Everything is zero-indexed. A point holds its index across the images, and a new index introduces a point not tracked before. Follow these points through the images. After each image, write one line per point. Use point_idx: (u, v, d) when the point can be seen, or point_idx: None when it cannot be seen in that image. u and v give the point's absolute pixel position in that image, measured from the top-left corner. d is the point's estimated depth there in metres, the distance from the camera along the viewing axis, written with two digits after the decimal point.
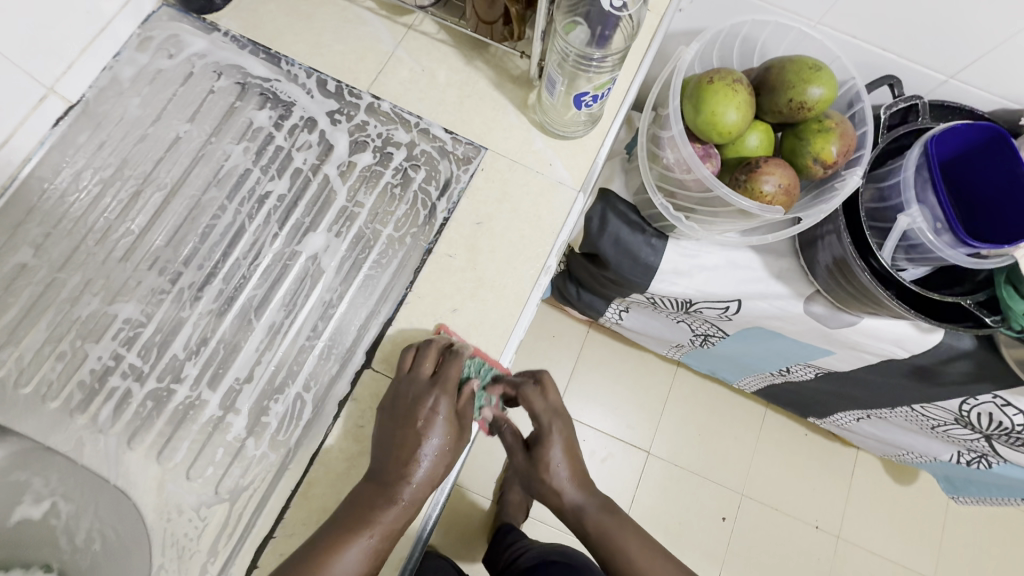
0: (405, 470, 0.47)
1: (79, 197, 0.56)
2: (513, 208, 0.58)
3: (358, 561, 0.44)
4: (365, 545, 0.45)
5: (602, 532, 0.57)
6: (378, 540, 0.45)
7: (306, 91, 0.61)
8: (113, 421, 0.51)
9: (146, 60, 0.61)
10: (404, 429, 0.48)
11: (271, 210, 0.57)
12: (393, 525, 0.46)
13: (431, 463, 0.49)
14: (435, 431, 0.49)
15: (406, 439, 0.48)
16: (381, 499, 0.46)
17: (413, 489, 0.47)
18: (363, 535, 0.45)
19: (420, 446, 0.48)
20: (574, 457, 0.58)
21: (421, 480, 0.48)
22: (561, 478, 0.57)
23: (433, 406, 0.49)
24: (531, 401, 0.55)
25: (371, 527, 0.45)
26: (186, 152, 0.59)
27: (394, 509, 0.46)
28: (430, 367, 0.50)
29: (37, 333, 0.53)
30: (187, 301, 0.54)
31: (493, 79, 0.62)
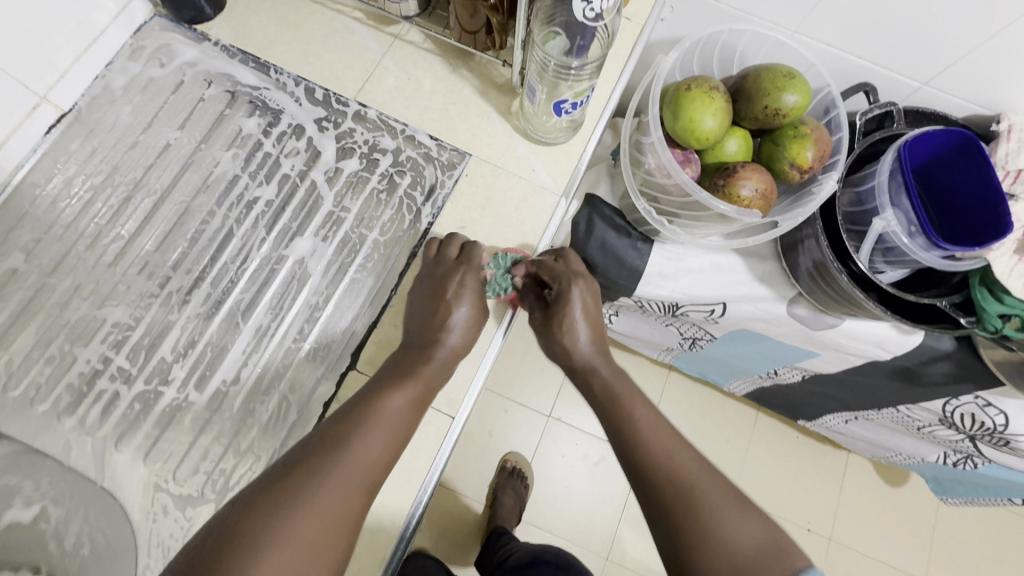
0: (438, 335, 0.53)
1: (70, 203, 0.57)
2: (497, 212, 0.59)
3: (403, 408, 0.48)
4: (406, 395, 0.48)
5: (625, 409, 0.54)
6: (418, 390, 0.49)
7: (294, 98, 0.62)
8: (100, 423, 0.52)
9: (138, 69, 0.62)
10: (438, 297, 0.54)
11: (259, 215, 0.58)
12: (431, 377, 0.50)
13: (463, 325, 0.54)
14: (464, 301, 0.54)
15: (439, 309, 0.54)
16: (418, 360, 0.51)
17: (446, 351, 0.52)
18: (403, 385, 0.49)
19: (450, 312, 0.54)
20: (597, 330, 0.59)
21: (453, 347, 0.53)
22: (582, 341, 0.58)
23: (460, 282, 0.54)
24: (550, 266, 0.58)
25: (412, 380, 0.49)
26: (176, 158, 0.60)
27: (430, 365, 0.51)
28: (454, 252, 0.55)
29: (27, 337, 0.53)
30: (176, 305, 0.55)
31: (477, 87, 0.63)
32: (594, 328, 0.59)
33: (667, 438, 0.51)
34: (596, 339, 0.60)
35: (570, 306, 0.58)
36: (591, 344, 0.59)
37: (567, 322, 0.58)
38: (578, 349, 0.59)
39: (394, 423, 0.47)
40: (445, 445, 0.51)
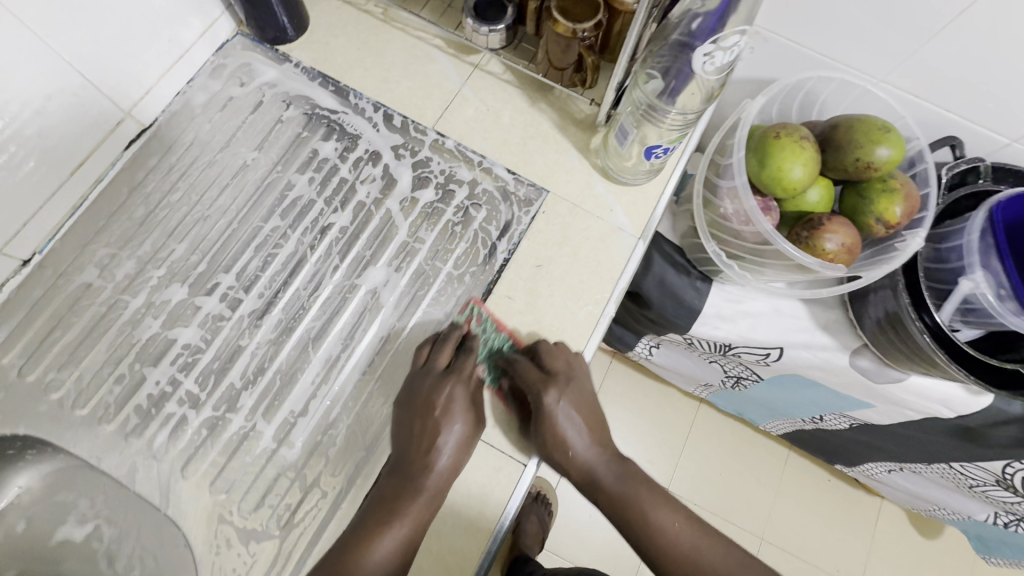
0: (425, 461, 0.48)
1: (146, 219, 0.57)
2: (574, 251, 0.58)
3: (408, 521, 0.46)
4: (394, 536, 0.45)
5: (639, 515, 0.52)
6: (408, 528, 0.46)
7: (372, 124, 0.62)
8: (166, 448, 0.51)
9: (219, 87, 0.62)
10: (424, 420, 0.49)
11: (333, 241, 0.58)
12: (428, 493, 0.47)
13: (451, 441, 0.48)
14: (455, 418, 0.49)
15: (428, 427, 0.49)
16: (409, 487, 0.47)
17: (437, 478, 0.48)
18: (392, 526, 0.46)
19: (439, 438, 0.48)
20: (597, 430, 0.54)
21: (443, 471, 0.48)
22: (578, 451, 0.52)
23: (448, 396, 0.50)
24: (525, 374, 0.51)
25: (402, 519, 0.46)
26: (252, 179, 0.59)
27: (421, 498, 0.47)
28: (443, 359, 0.51)
29: (98, 354, 0.53)
30: (246, 329, 0.55)
31: (556, 122, 0.62)
32: (589, 425, 0.53)
33: (687, 534, 0.52)
34: (597, 440, 0.53)
35: (555, 423, 0.50)
36: (591, 445, 0.53)
37: (555, 438, 0.50)
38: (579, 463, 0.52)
39: (383, 567, 0.45)
40: (519, 488, 0.50)
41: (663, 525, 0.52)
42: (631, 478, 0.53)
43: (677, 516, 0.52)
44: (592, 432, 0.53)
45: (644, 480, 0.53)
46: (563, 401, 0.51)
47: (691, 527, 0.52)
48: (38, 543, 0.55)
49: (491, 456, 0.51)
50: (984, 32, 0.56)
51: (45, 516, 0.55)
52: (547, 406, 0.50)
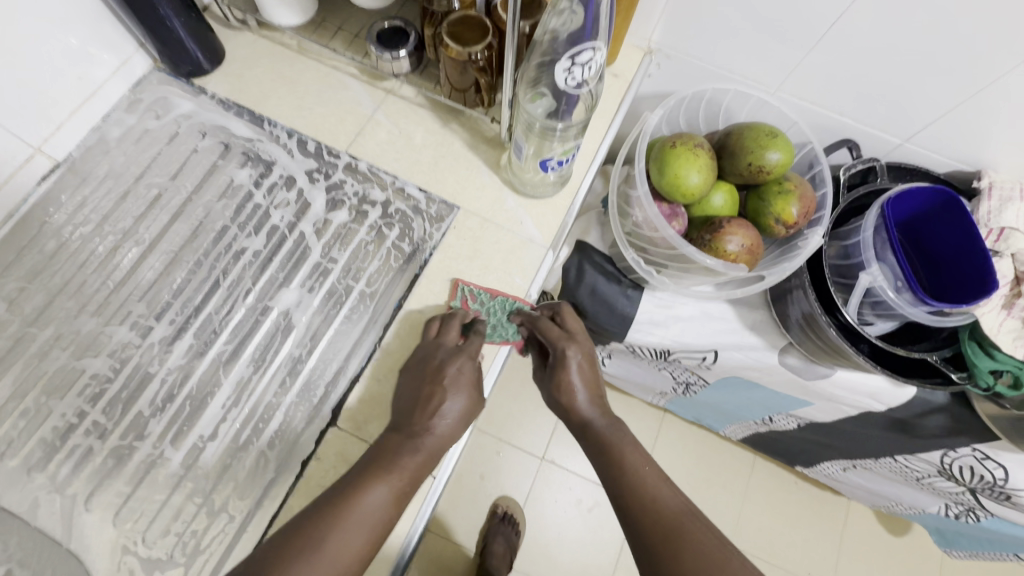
0: (431, 421, 0.48)
1: (57, 252, 0.57)
2: (484, 263, 0.59)
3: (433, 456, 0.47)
4: (381, 490, 0.43)
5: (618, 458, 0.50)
6: (402, 482, 0.44)
7: (287, 150, 0.63)
8: (70, 480, 0.50)
9: (134, 121, 0.63)
10: (428, 388, 0.49)
11: (246, 265, 0.59)
12: (442, 440, 0.48)
13: (454, 415, 0.49)
14: (459, 391, 0.49)
15: (433, 393, 0.49)
16: (409, 444, 0.46)
17: (436, 440, 0.47)
18: (383, 478, 0.44)
19: (445, 403, 0.48)
20: (599, 396, 0.54)
21: (442, 436, 0.48)
22: (578, 396, 0.53)
23: (457, 371, 0.50)
24: (547, 330, 0.55)
25: (397, 470, 0.45)
26: (167, 208, 0.60)
27: (418, 451, 0.46)
28: (454, 334, 0.53)
29: (2, 389, 0.52)
30: (157, 357, 0.55)
31: (467, 141, 0.65)
32: (592, 388, 0.55)
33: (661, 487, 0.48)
34: (599, 401, 0.54)
35: (567, 371, 0.54)
36: (594, 403, 0.54)
37: (564, 385, 0.53)
38: (576, 409, 0.53)
39: (370, 519, 0.42)
40: (427, 504, 0.50)
41: (649, 485, 0.48)
42: (625, 434, 0.52)
43: (655, 468, 0.49)
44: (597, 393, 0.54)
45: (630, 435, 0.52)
46: (580, 371, 0.54)
47: (663, 482, 0.48)
48: None
49: None
50: (857, 42, 0.60)
51: None
52: (564, 387, 0.53)
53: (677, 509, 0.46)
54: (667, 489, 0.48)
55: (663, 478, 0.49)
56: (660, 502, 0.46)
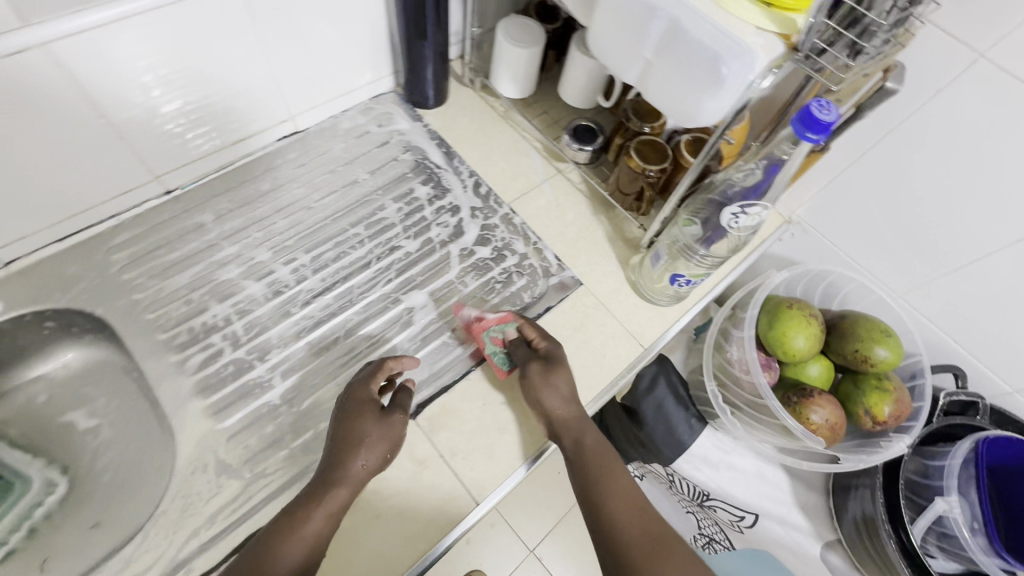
0: (348, 457, 0.50)
1: (266, 194, 0.71)
2: (585, 337, 0.66)
3: (361, 479, 0.50)
4: (304, 530, 0.46)
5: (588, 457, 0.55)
6: (320, 517, 0.47)
7: (463, 185, 0.75)
8: (195, 371, 0.59)
9: (362, 122, 0.79)
10: (343, 422, 0.52)
11: (396, 260, 0.69)
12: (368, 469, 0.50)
13: (375, 434, 0.51)
14: (369, 424, 0.52)
15: (341, 428, 0.52)
16: (327, 476, 0.49)
17: (350, 471, 0.49)
18: (307, 516, 0.47)
19: (355, 429, 0.51)
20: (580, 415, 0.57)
21: (358, 469, 0.50)
22: (555, 404, 0.57)
23: (359, 402, 0.53)
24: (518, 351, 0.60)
25: (315, 508, 0.48)
26: (356, 193, 0.73)
27: (333, 487, 0.49)
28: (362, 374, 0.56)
29: (181, 277, 0.64)
30: (299, 302, 0.64)
31: (608, 233, 0.73)
32: (570, 400, 0.58)
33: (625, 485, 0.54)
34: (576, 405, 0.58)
35: (546, 386, 0.57)
36: (567, 406, 0.57)
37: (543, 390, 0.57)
38: (553, 414, 0.57)
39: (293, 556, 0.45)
40: (463, 525, 0.53)
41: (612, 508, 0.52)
42: (600, 452, 0.55)
43: (621, 496, 0.53)
44: (573, 401, 0.58)
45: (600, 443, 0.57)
46: (560, 396, 0.57)
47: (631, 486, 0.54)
48: (50, 418, 0.64)
49: (451, 484, 0.55)
50: (992, 285, 0.64)
51: (71, 396, 0.65)
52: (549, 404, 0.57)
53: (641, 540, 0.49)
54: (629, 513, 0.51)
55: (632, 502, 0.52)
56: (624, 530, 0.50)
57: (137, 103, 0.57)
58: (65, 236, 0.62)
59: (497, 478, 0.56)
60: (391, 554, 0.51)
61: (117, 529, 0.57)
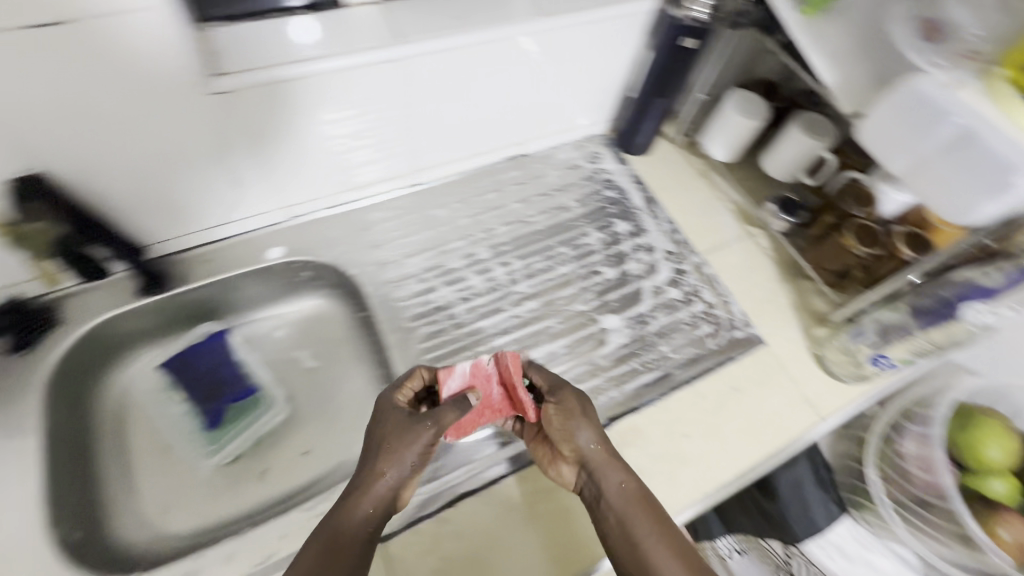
0: (378, 469, 0.49)
1: (490, 202, 0.81)
2: (766, 395, 0.69)
3: (397, 489, 0.50)
4: (326, 541, 0.46)
5: (625, 516, 0.49)
6: (341, 531, 0.46)
7: (659, 229, 0.82)
8: (421, 340, 0.68)
9: (575, 156, 0.88)
10: (377, 434, 0.51)
11: (595, 283, 0.75)
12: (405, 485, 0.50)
13: (416, 453, 0.50)
14: (416, 442, 0.50)
15: (372, 438, 0.51)
16: (356, 487, 0.49)
17: (384, 482, 0.49)
18: (331, 538, 0.46)
19: (391, 438, 0.50)
20: (609, 450, 0.53)
21: (398, 477, 0.50)
22: (581, 442, 0.53)
23: (386, 420, 0.52)
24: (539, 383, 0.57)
25: (338, 523, 0.46)
26: (565, 216, 0.81)
27: (362, 497, 0.48)
28: (400, 399, 0.54)
29: (417, 258, 0.74)
30: (511, 301, 0.72)
31: (793, 301, 0.76)
32: (603, 450, 0.53)
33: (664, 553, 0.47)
34: (603, 450, 0.53)
35: (569, 424, 0.53)
36: (595, 449, 0.53)
37: (564, 427, 0.53)
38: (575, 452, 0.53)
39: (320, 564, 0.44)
40: None
41: (643, 547, 0.48)
42: (636, 491, 0.51)
43: (658, 534, 0.48)
44: (607, 451, 0.53)
45: (645, 502, 0.50)
46: (589, 433, 0.53)
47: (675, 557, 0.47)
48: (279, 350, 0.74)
49: None
50: None
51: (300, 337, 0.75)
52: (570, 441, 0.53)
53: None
54: (663, 551, 0.48)
55: (647, 524, 0.49)
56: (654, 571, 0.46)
57: (442, 109, 0.69)
58: (337, 204, 0.74)
59: (676, 505, 0.59)
60: (579, 548, 0.56)
61: (327, 455, 0.67)
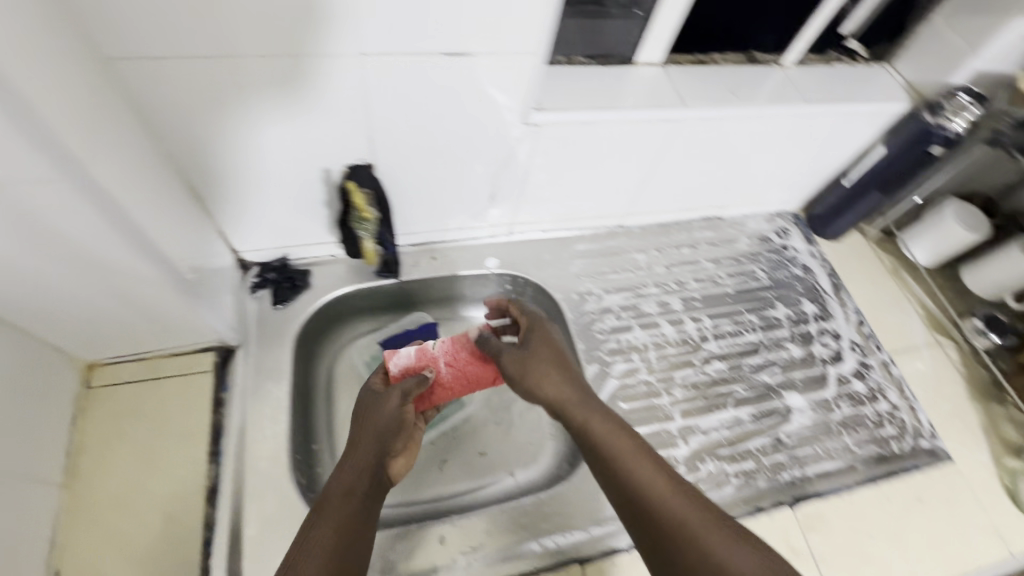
0: (360, 440, 0.51)
1: (684, 256, 0.84)
2: (954, 514, 0.66)
3: (382, 456, 0.51)
4: (317, 512, 0.46)
5: (610, 450, 0.49)
6: (326, 501, 0.47)
7: (846, 318, 0.82)
8: (615, 375, 0.71)
9: (765, 228, 0.90)
10: (362, 420, 0.54)
11: (780, 357, 0.76)
12: (393, 448, 0.53)
13: (387, 417, 0.53)
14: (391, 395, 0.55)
15: (359, 425, 0.53)
16: (349, 459, 0.51)
17: (361, 457, 0.50)
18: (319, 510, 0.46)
19: (380, 408, 0.54)
20: (557, 359, 0.57)
21: (387, 418, 0.53)
22: (552, 376, 0.55)
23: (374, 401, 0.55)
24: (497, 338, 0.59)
25: (324, 499, 0.47)
26: (753, 285, 0.83)
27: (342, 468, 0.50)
28: (377, 380, 0.58)
29: (616, 296, 0.77)
30: (700, 358, 0.74)
31: (984, 423, 0.74)
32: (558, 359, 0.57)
33: (658, 486, 0.46)
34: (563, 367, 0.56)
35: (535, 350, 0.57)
36: (557, 376, 0.55)
37: (542, 378, 0.55)
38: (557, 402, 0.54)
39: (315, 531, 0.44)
40: None
41: (656, 498, 0.45)
42: (573, 383, 0.55)
43: (663, 483, 0.46)
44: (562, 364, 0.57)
45: (621, 433, 0.50)
46: (559, 376, 0.55)
47: (665, 486, 0.46)
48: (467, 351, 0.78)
49: None
50: None
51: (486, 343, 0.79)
52: (545, 383, 0.55)
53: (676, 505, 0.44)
54: (682, 500, 0.45)
55: (645, 460, 0.48)
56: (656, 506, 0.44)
57: (678, 165, 0.73)
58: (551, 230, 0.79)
59: None
60: None
61: (500, 461, 0.71)
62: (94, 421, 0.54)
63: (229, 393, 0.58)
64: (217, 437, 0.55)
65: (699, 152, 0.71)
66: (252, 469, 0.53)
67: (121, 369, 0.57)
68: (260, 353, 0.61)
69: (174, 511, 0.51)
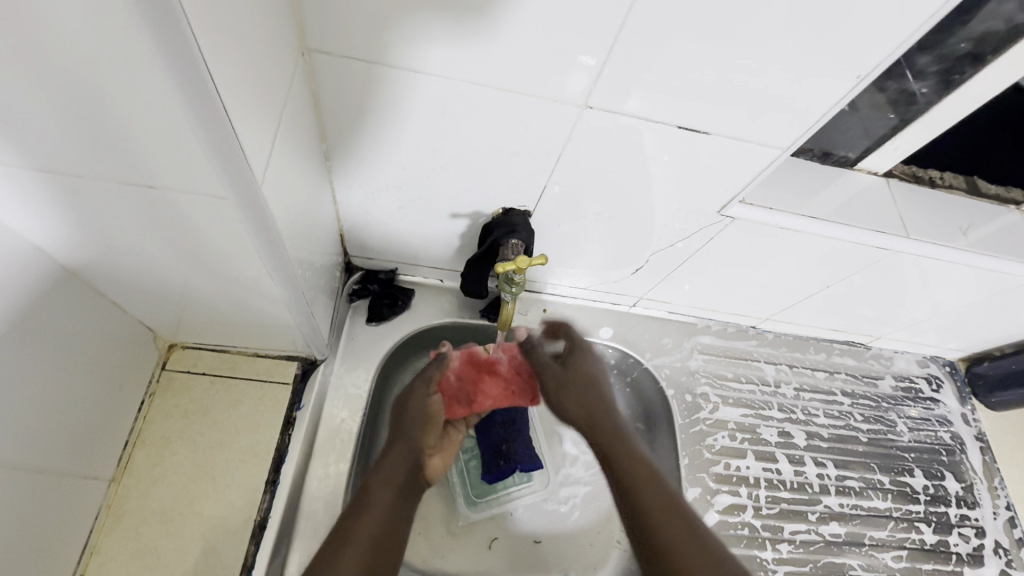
0: (412, 425, 0.50)
1: (817, 383, 0.72)
2: None
3: (420, 455, 0.50)
4: (368, 501, 0.44)
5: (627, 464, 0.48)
6: (379, 487, 0.45)
7: (994, 510, 0.69)
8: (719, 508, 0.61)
9: (916, 371, 0.76)
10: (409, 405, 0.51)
11: (909, 540, 0.65)
12: (429, 446, 0.51)
13: (423, 407, 0.51)
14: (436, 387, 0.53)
15: (408, 407, 0.51)
16: (399, 442, 0.49)
17: (411, 448, 0.49)
18: (368, 497, 0.44)
19: (426, 396, 0.52)
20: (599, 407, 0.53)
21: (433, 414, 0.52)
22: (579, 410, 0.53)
23: (423, 386, 0.52)
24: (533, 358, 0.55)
25: (375, 483, 0.46)
26: (892, 440, 0.71)
27: (390, 453, 0.48)
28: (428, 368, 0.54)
29: (734, 411, 0.67)
30: (817, 514, 0.64)
31: None
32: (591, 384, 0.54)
33: (664, 502, 0.45)
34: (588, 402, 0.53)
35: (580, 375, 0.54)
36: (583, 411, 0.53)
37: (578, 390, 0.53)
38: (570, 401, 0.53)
39: (369, 521, 0.43)
40: None
41: (642, 493, 0.45)
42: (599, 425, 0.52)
43: (650, 480, 0.46)
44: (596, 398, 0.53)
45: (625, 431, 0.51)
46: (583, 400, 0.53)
47: (668, 496, 0.45)
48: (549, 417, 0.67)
49: None
50: None
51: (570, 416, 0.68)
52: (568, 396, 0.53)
53: (649, 497, 0.45)
54: (658, 492, 0.46)
55: (648, 469, 0.47)
56: (637, 497, 0.45)
57: (858, 291, 0.62)
58: (676, 311, 0.68)
59: None
60: None
61: (559, 558, 0.59)
62: (159, 413, 0.49)
63: (301, 414, 0.51)
64: (279, 466, 0.49)
65: (891, 283, 0.59)
66: (307, 514, 0.48)
67: (200, 357, 0.52)
68: (343, 377, 0.55)
69: (219, 544, 0.45)
